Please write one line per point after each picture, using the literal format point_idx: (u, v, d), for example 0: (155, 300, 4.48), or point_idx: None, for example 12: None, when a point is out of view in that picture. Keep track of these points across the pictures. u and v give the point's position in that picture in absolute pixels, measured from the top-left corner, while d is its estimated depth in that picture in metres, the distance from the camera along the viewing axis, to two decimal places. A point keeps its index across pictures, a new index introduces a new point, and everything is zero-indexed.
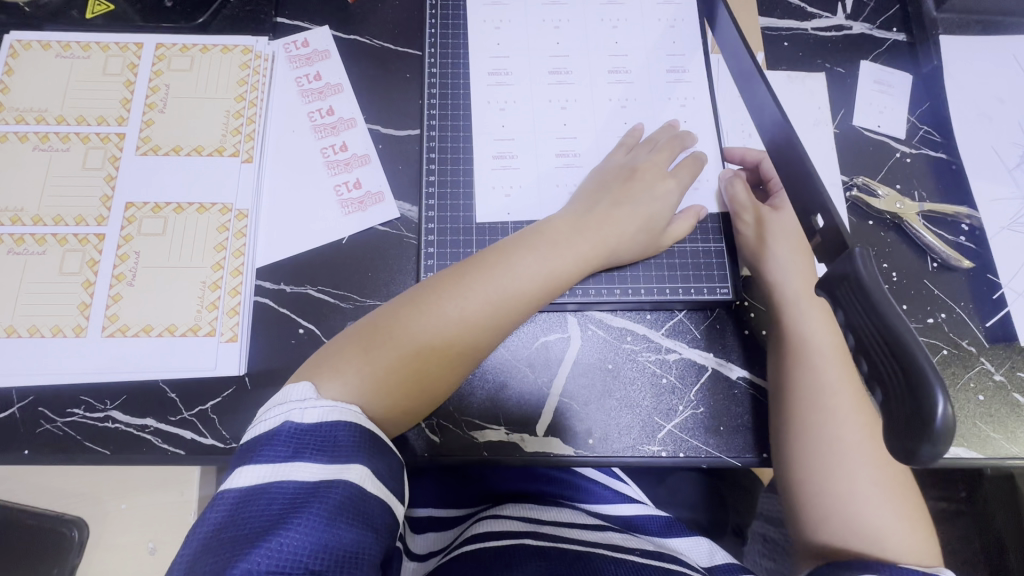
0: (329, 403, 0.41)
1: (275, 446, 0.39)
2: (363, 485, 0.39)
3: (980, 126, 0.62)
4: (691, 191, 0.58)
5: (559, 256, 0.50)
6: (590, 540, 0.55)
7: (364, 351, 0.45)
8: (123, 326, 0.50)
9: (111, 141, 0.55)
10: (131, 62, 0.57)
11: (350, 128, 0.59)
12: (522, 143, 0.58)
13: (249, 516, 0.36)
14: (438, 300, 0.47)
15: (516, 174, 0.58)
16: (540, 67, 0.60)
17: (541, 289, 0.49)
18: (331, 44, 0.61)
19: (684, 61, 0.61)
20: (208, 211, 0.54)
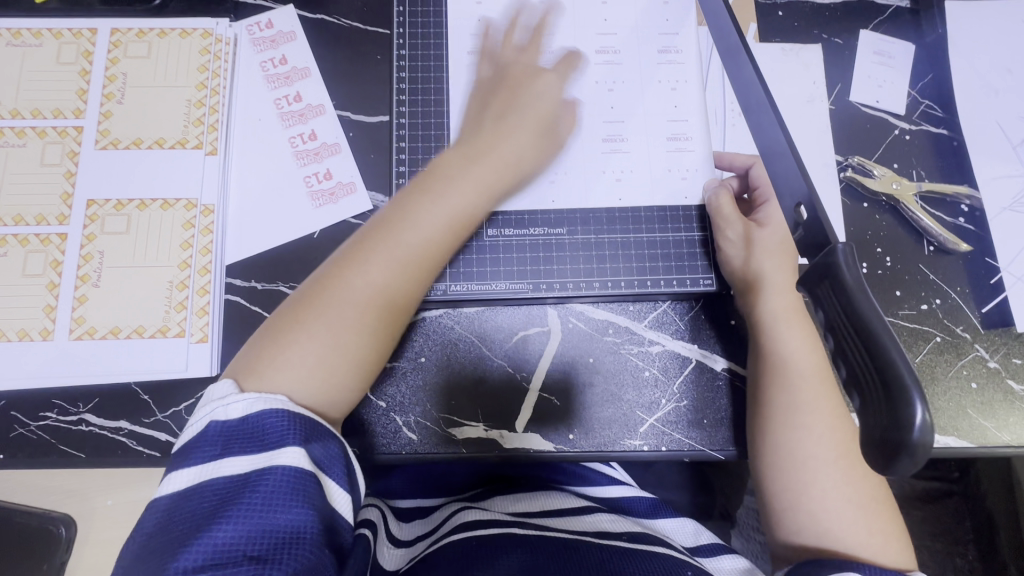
0: (254, 394, 0.39)
1: (203, 445, 0.37)
2: (299, 468, 0.37)
3: (983, 100, 0.58)
4: (679, 179, 0.56)
5: (464, 193, 0.47)
6: (578, 528, 0.54)
7: (308, 321, 0.42)
8: (91, 328, 0.49)
9: (68, 135, 0.53)
10: (85, 49, 0.55)
11: (319, 115, 0.56)
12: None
13: (186, 514, 0.35)
14: (378, 249, 0.45)
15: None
16: (518, 45, 0.57)
17: (418, 223, 0.46)
18: (297, 25, 0.58)
19: (673, 39, 0.58)
20: (172, 206, 0.52)
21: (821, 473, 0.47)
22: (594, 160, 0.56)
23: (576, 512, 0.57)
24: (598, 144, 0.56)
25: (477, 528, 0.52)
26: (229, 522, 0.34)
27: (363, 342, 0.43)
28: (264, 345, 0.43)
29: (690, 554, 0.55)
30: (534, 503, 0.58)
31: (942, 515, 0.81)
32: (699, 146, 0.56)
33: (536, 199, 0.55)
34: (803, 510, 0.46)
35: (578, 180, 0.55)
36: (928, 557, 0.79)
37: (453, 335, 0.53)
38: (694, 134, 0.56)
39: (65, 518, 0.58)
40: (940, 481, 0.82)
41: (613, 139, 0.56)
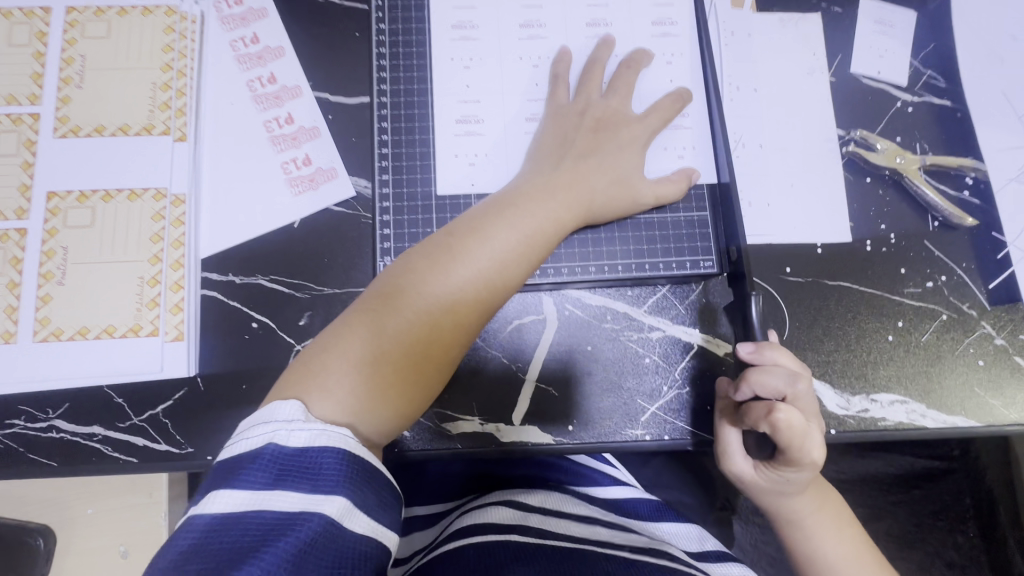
0: (320, 426, 0.35)
1: (255, 469, 0.33)
2: (347, 524, 0.33)
3: (988, 69, 0.56)
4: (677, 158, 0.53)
5: (529, 218, 0.45)
6: (577, 531, 0.51)
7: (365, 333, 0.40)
8: (56, 330, 0.46)
9: (23, 123, 0.49)
10: (39, 30, 0.51)
11: (295, 97, 0.53)
12: (490, 105, 0.53)
13: (218, 548, 0.30)
14: (443, 265, 0.43)
15: (484, 140, 0.52)
16: (504, 21, 0.54)
17: (520, 255, 0.44)
18: (268, 1, 0.54)
19: (668, 11, 0.55)
20: (140, 198, 0.49)
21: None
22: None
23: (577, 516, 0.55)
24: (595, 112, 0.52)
25: (474, 534, 0.50)
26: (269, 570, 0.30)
27: (407, 357, 0.41)
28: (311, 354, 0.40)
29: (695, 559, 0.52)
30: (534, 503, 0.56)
31: (945, 491, 0.80)
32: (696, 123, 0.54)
33: None
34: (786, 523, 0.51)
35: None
36: (928, 534, 0.79)
37: None
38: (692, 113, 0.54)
39: (43, 529, 0.56)
40: (940, 460, 0.80)
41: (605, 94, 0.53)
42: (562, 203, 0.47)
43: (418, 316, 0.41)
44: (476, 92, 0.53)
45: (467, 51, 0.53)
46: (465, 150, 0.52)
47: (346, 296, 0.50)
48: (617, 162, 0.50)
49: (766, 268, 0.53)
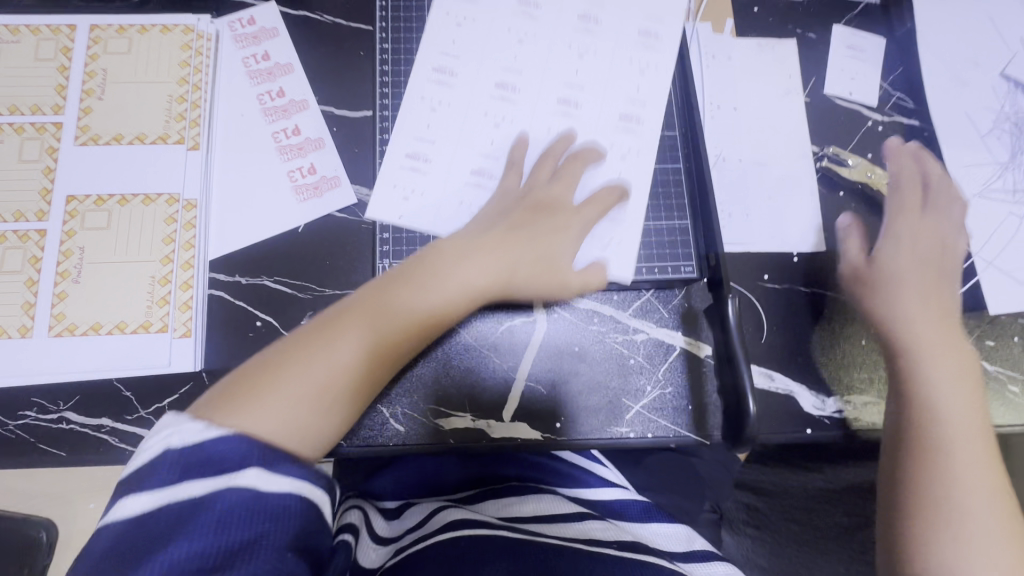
0: (206, 421, 0.35)
1: (158, 471, 0.33)
2: (258, 488, 0.33)
3: (952, 91, 0.60)
4: (598, 243, 0.53)
5: (483, 264, 0.48)
6: (565, 533, 0.53)
7: (293, 372, 0.39)
8: (70, 325, 0.49)
9: (46, 131, 0.52)
10: (64, 46, 0.54)
11: (302, 111, 0.56)
12: (441, 157, 0.55)
13: (137, 542, 0.31)
14: (398, 296, 0.45)
15: (425, 183, 0.54)
16: (495, 46, 0.57)
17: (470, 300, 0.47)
18: (279, 22, 0.58)
19: (639, 107, 0.56)
20: (154, 202, 0.52)
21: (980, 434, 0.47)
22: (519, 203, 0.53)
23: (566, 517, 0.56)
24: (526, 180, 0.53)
25: (459, 530, 0.52)
26: (184, 547, 0.31)
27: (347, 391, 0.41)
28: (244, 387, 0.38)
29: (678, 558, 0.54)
30: (524, 508, 0.57)
31: None
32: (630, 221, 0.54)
33: None
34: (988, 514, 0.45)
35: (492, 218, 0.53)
36: None
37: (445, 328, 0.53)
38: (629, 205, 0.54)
39: (47, 521, 0.57)
40: None
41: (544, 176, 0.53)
42: (516, 259, 0.49)
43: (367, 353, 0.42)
44: (465, 113, 0.56)
45: (450, 70, 0.56)
46: (405, 184, 0.54)
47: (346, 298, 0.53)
48: (555, 240, 0.50)
49: (743, 274, 0.56)
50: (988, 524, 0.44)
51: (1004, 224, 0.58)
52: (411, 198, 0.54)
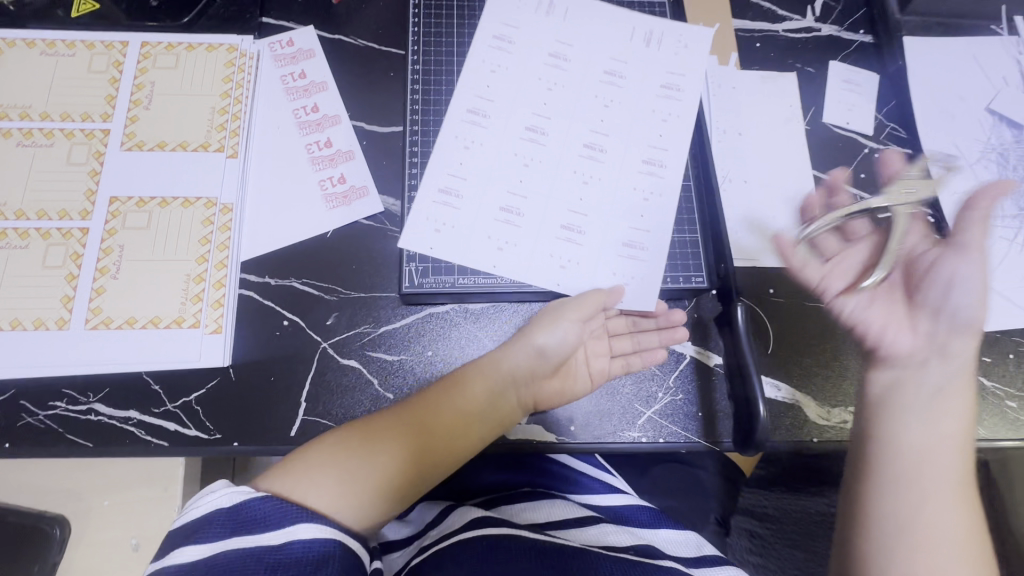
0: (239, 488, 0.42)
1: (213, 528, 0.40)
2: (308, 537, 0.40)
3: (942, 123, 0.64)
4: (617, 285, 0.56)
5: (502, 363, 0.52)
6: (584, 538, 0.54)
7: (344, 477, 0.45)
8: (107, 319, 0.51)
9: (95, 137, 0.56)
10: (116, 60, 0.58)
11: (334, 125, 0.59)
12: (469, 196, 0.57)
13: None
14: (443, 403, 0.50)
15: (454, 214, 0.56)
16: (527, 87, 0.61)
17: (495, 402, 0.51)
18: (316, 44, 0.62)
19: (659, 153, 0.60)
20: (193, 205, 0.55)
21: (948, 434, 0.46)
22: (547, 242, 0.56)
23: (579, 523, 0.56)
24: (552, 233, 0.56)
25: (491, 526, 0.52)
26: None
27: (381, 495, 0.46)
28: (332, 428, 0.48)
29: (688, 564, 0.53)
30: (540, 510, 0.57)
31: None
32: (650, 262, 0.57)
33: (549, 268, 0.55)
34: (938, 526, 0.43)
35: (522, 262, 0.55)
36: None
37: (461, 330, 0.55)
38: (646, 249, 0.57)
39: (59, 518, 0.57)
40: None
41: (568, 231, 0.57)
42: (522, 357, 0.52)
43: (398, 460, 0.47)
44: (497, 140, 0.59)
45: (483, 99, 0.60)
46: (435, 216, 0.56)
47: (371, 300, 0.55)
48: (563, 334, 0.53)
49: (750, 287, 0.59)
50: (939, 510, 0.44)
51: (995, 246, 0.61)
52: (439, 223, 0.56)
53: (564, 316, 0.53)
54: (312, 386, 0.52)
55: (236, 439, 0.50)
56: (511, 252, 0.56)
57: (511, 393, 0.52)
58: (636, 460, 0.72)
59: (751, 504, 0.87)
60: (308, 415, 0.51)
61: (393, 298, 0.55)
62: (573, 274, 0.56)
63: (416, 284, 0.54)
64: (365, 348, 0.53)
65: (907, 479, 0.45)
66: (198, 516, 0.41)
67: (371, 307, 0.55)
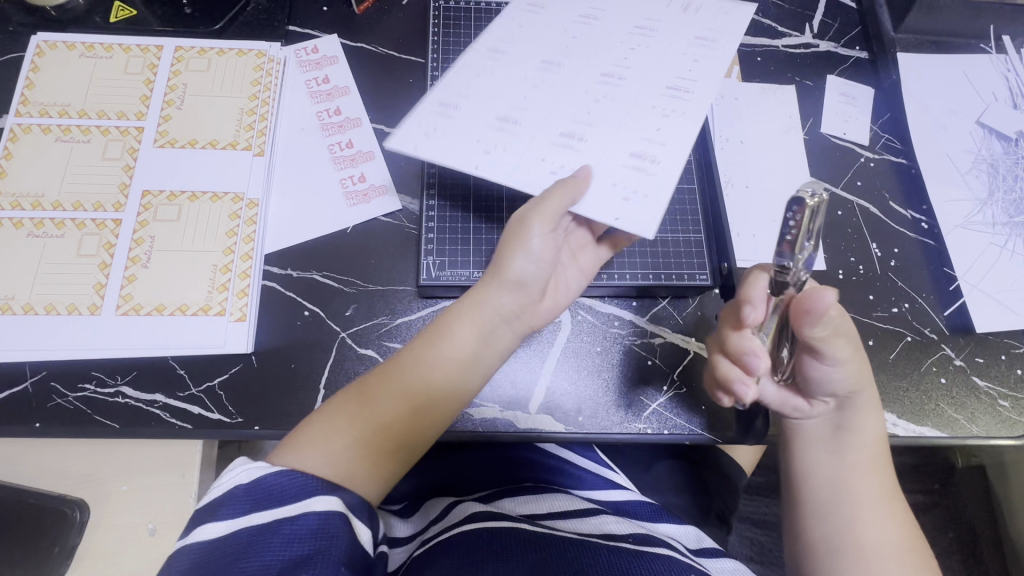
0: (247, 462, 0.40)
1: (233, 503, 0.38)
2: (327, 513, 0.38)
3: (935, 135, 0.68)
4: (620, 199, 0.48)
5: (479, 298, 0.49)
6: (582, 529, 0.50)
7: (366, 450, 0.44)
8: (137, 305, 0.54)
9: (129, 134, 0.59)
10: (151, 62, 0.61)
11: (356, 127, 0.62)
12: (467, 108, 0.52)
13: (219, 557, 0.36)
14: (427, 348, 0.48)
15: (447, 121, 0.51)
16: (551, 32, 0.57)
17: (478, 331, 0.48)
18: (340, 51, 0.65)
19: (687, 81, 0.54)
20: (221, 200, 0.57)
21: (859, 446, 0.50)
22: (542, 146, 0.51)
23: (581, 514, 0.53)
24: (548, 140, 0.51)
25: (484, 518, 0.49)
26: (255, 560, 0.35)
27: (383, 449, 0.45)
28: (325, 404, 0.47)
29: (693, 555, 0.52)
30: (541, 505, 0.54)
31: (930, 526, 0.84)
32: (665, 180, 0.49)
33: (542, 177, 0.50)
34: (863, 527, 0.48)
35: (510, 169, 0.50)
36: None
37: None
38: (664, 165, 0.50)
39: (80, 502, 0.52)
40: (925, 493, 0.85)
41: (566, 144, 0.51)
42: (492, 285, 0.49)
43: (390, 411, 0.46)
44: (507, 80, 0.54)
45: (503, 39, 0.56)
46: (430, 125, 0.51)
47: (388, 292, 0.57)
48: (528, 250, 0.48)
49: None
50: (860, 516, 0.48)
51: (986, 252, 0.64)
52: (432, 137, 0.50)
53: (535, 237, 0.48)
54: (330, 374, 0.54)
55: (257, 423, 0.52)
56: (499, 157, 0.50)
57: (502, 328, 0.50)
58: (640, 458, 0.73)
59: (753, 513, 0.88)
60: (326, 402, 0.53)
61: (410, 290, 0.58)
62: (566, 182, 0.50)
63: (433, 277, 0.56)
64: (382, 339, 0.56)
65: (837, 503, 0.49)
66: (222, 493, 0.39)
67: (389, 299, 0.57)
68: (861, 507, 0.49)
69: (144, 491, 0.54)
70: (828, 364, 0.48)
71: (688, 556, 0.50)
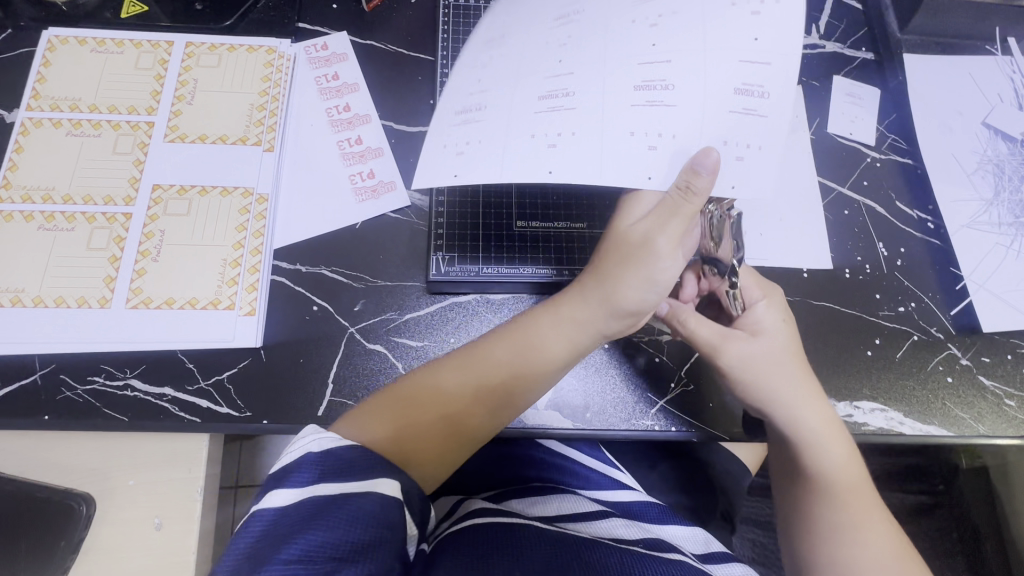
0: (324, 432, 0.42)
1: (303, 470, 0.39)
2: (388, 497, 0.39)
3: (941, 135, 0.68)
4: (733, 158, 0.44)
5: (584, 313, 0.49)
6: (589, 532, 0.49)
7: (448, 446, 0.47)
8: (146, 299, 0.54)
9: (140, 129, 0.59)
10: (161, 58, 0.62)
11: (365, 123, 0.63)
12: (494, 106, 0.47)
13: (284, 527, 0.36)
14: (526, 352, 0.49)
15: (479, 127, 0.47)
16: None
17: (576, 346, 0.50)
18: (349, 48, 0.65)
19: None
20: (230, 194, 0.58)
21: (813, 439, 0.51)
22: (621, 117, 0.44)
23: (590, 517, 0.52)
24: (626, 110, 0.44)
25: (493, 516, 0.49)
26: (321, 530, 0.35)
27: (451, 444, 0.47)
28: (406, 389, 0.47)
29: (699, 561, 0.51)
30: (549, 506, 0.54)
31: (934, 527, 0.85)
32: (776, 114, 0.43)
33: (635, 160, 0.44)
34: (840, 528, 0.48)
35: (594, 153, 0.44)
36: None
37: (484, 320, 0.57)
38: (772, 88, 0.43)
39: (86, 495, 0.52)
40: (928, 494, 0.86)
41: (654, 104, 0.44)
42: (602, 303, 0.48)
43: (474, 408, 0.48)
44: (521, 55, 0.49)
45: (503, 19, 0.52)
46: (459, 140, 0.47)
47: (397, 288, 0.58)
48: (645, 273, 0.47)
49: None
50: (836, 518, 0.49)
51: (991, 252, 0.64)
52: (477, 147, 0.46)
53: (663, 258, 0.47)
54: (338, 368, 0.54)
55: (265, 418, 0.52)
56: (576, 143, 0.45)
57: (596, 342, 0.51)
58: (646, 457, 0.73)
59: (755, 513, 0.88)
60: (334, 397, 0.53)
61: (418, 286, 0.58)
62: (667, 154, 0.44)
63: (443, 272, 0.57)
64: (391, 334, 0.56)
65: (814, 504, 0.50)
66: (296, 457, 0.40)
67: (397, 295, 0.57)
68: (837, 507, 0.49)
69: (151, 485, 0.54)
70: (754, 343, 0.53)
71: (693, 559, 0.50)
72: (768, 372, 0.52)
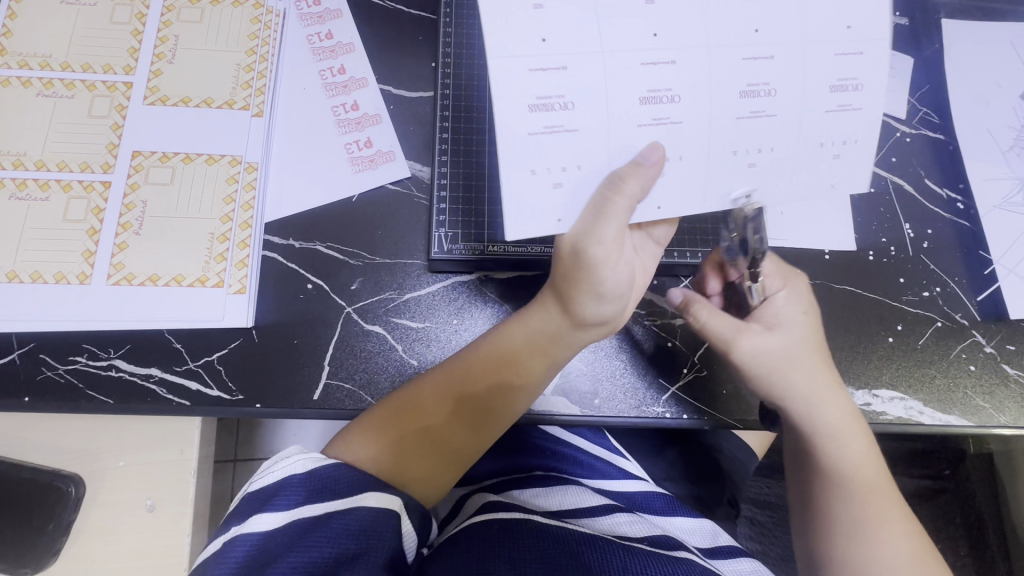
0: (300, 452, 0.40)
1: (286, 492, 0.38)
2: (376, 510, 0.38)
3: (976, 110, 0.64)
4: (829, 158, 0.41)
5: (546, 325, 0.47)
6: (594, 528, 0.48)
7: (438, 465, 0.45)
8: (129, 275, 0.50)
9: (117, 90, 0.54)
10: (139, 11, 0.56)
11: (361, 87, 0.58)
12: (588, 112, 0.38)
13: (272, 549, 0.35)
14: (497, 369, 0.46)
15: (578, 143, 0.39)
16: None
17: (549, 357, 0.47)
18: (342, 4, 0.60)
19: None
20: (217, 162, 0.54)
21: (831, 436, 0.48)
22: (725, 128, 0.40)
23: (594, 512, 0.50)
24: (729, 124, 0.39)
25: (497, 510, 0.47)
26: (307, 553, 0.35)
27: (445, 463, 0.45)
28: (387, 411, 0.45)
29: (707, 556, 0.49)
30: (553, 498, 0.52)
31: (937, 512, 0.84)
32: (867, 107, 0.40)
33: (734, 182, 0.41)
34: (855, 527, 0.46)
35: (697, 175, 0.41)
36: None
37: (489, 301, 0.54)
38: (856, 88, 0.39)
39: (74, 477, 0.50)
40: (933, 479, 0.85)
41: (756, 116, 0.39)
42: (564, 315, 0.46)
43: (452, 430, 0.46)
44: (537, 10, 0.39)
45: None
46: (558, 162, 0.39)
47: (396, 265, 0.54)
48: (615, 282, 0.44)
49: None
50: (852, 518, 0.47)
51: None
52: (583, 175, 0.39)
53: (606, 263, 0.42)
54: (334, 350, 0.51)
55: (258, 401, 0.50)
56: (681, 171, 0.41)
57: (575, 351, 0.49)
58: (652, 440, 0.72)
59: (757, 493, 0.86)
60: (331, 379, 0.51)
61: (419, 264, 0.55)
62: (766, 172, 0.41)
63: (445, 251, 0.53)
64: (390, 316, 0.53)
65: (831, 505, 0.48)
66: (275, 480, 0.38)
67: (395, 273, 0.54)
68: (856, 508, 0.47)
69: (140, 468, 0.51)
70: (768, 336, 0.49)
71: (702, 557, 0.48)
72: (782, 369, 0.49)
